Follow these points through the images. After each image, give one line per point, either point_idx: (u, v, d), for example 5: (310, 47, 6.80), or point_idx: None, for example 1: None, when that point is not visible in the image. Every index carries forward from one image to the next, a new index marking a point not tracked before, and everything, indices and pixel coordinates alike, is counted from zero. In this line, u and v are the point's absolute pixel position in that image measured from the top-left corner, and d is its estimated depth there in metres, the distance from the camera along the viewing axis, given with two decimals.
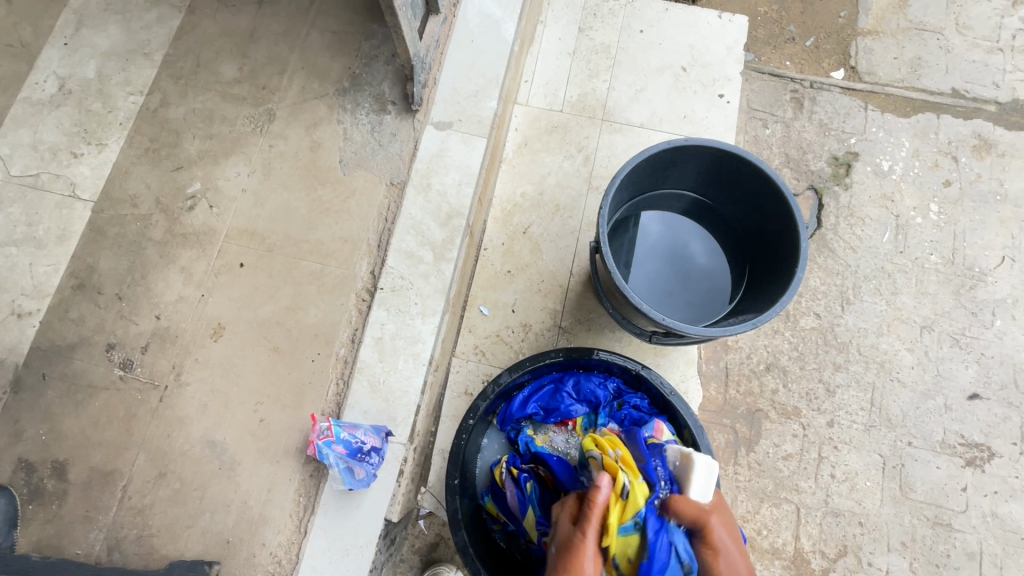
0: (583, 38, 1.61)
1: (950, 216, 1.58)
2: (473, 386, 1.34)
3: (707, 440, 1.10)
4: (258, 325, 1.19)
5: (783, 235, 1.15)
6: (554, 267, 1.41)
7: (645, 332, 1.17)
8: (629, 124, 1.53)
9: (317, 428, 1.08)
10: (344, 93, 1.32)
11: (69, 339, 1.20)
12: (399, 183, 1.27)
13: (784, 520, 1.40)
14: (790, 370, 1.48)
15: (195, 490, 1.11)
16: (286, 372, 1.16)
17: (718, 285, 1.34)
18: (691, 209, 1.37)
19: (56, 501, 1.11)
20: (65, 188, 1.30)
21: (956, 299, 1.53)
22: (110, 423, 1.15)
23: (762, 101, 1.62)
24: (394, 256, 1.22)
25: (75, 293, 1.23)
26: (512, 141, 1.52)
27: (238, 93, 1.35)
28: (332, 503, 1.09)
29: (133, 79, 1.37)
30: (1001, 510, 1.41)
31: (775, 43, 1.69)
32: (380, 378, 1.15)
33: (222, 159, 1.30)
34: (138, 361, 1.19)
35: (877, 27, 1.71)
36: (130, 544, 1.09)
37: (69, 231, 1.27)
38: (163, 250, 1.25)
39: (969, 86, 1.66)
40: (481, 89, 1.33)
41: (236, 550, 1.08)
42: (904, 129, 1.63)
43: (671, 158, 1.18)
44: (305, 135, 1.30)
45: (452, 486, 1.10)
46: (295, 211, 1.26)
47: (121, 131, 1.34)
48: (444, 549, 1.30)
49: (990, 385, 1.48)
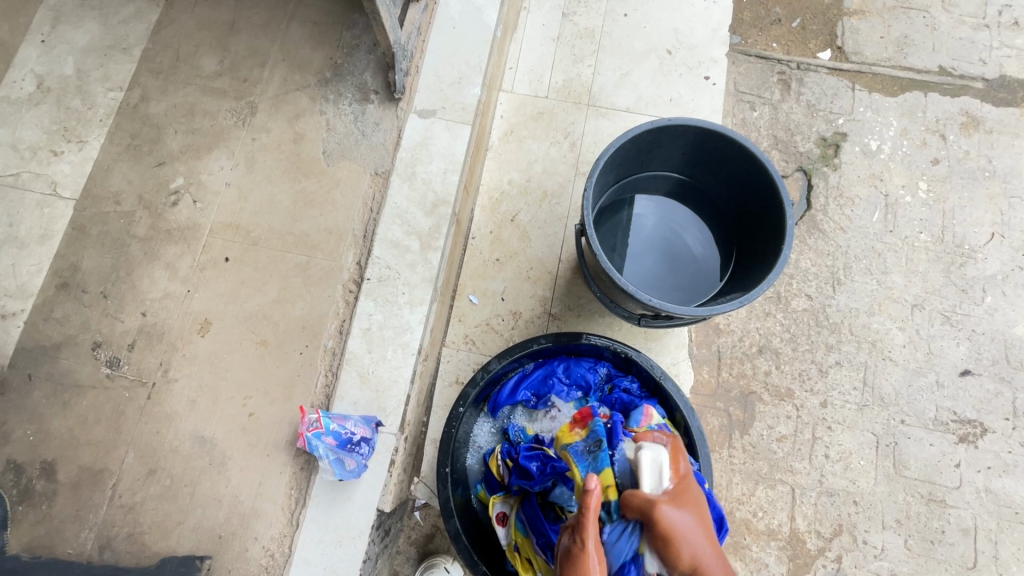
0: (567, 23, 1.59)
1: (939, 193, 1.58)
2: (464, 375, 1.34)
3: (697, 421, 1.11)
4: (245, 319, 1.18)
5: (768, 214, 1.15)
6: (542, 255, 1.41)
7: (634, 315, 1.16)
8: (615, 109, 1.52)
9: (306, 421, 1.06)
10: (326, 84, 1.31)
11: (54, 339, 1.19)
12: (384, 172, 1.26)
13: (779, 502, 1.40)
14: (782, 353, 1.48)
15: (186, 486, 1.10)
16: (274, 366, 1.15)
17: (706, 266, 1.33)
18: (676, 191, 1.36)
19: (45, 502, 1.10)
20: (47, 187, 1.29)
21: (946, 277, 1.53)
22: (98, 422, 1.14)
23: (749, 83, 1.61)
24: (381, 247, 1.21)
25: (59, 293, 1.22)
26: (498, 128, 1.51)
27: (219, 86, 1.33)
28: (324, 494, 1.09)
29: (111, 75, 1.36)
30: (994, 485, 1.41)
31: (761, 25, 1.67)
32: (369, 369, 1.15)
33: (203, 153, 1.29)
34: (124, 359, 1.18)
35: (862, 7, 1.70)
36: (122, 542, 1.08)
37: (51, 230, 1.26)
38: (147, 246, 1.24)
39: (955, 63, 1.66)
40: (463, 76, 1.32)
41: (228, 545, 1.07)
42: (892, 109, 1.63)
43: (656, 138, 1.17)
44: (288, 128, 1.29)
45: (443, 474, 1.10)
46: (279, 204, 1.25)
47: (102, 128, 1.33)
48: (440, 541, 1.30)
49: (981, 361, 1.49)
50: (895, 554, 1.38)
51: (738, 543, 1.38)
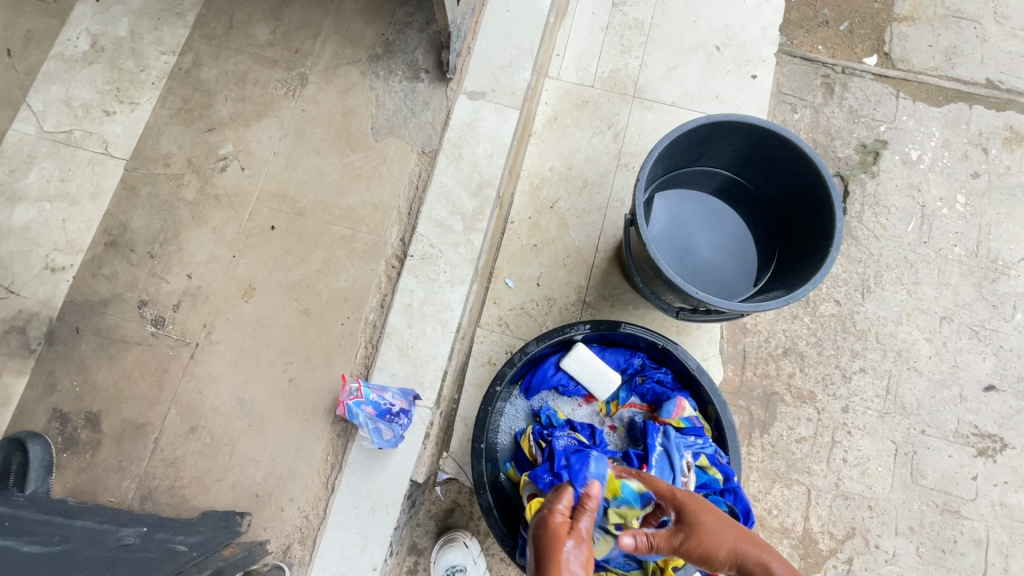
0: (616, 13, 1.59)
1: (976, 208, 1.57)
2: (496, 357, 1.36)
3: (730, 416, 1.14)
4: (289, 288, 1.21)
5: (816, 216, 1.16)
6: (580, 243, 1.42)
7: (672, 308, 1.20)
8: (661, 102, 1.52)
9: (348, 389, 1.10)
10: (377, 60, 1.31)
11: (102, 295, 1.22)
12: (431, 151, 1.27)
13: (794, 501, 1.42)
14: (807, 356, 1.49)
15: (225, 445, 1.14)
16: (317, 334, 1.18)
17: (745, 264, 1.36)
18: (722, 188, 1.37)
19: (89, 451, 1.14)
20: (98, 146, 1.31)
21: (978, 291, 1.53)
22: (142, 377, 1.18)
23: (792, 84, 1.61)
24: (425, 225, 1.23)
25: (107, 250, 1.25)
26: (543, 114, 1.51)
27: (271, 56, 1.34)
28: (360, 461, 1.12)
29: (165, 39, 1.37)
30: (1009, 499, 1.43)
31: (808, 26, 1.66)
32: (408, 344, 1.18)
33: (254, 122, 1.31)
34: (170, 318, 1.21)
35: (913, 14, 1.68)
36: (162, 494, 1.12)
37: (102, 189, 1.29)
38: (195, 210, 1.26)
39: (1004, 77, 1.64)
40: (515, 60, 1.33)
41: (265, 504, 1.10)
42: (935, 119, 1.62)
43: (709, 133, 1.17)
44: (338, 101, 1.30)
45: (478, 449, 1.12)
46: (326, 176, 1.27)
47: (154, 90, 1.34)
48: (460, 516, 1.34)
49: (1006, 378, 1.49)
50: (906, 560, 1.40)
51: None
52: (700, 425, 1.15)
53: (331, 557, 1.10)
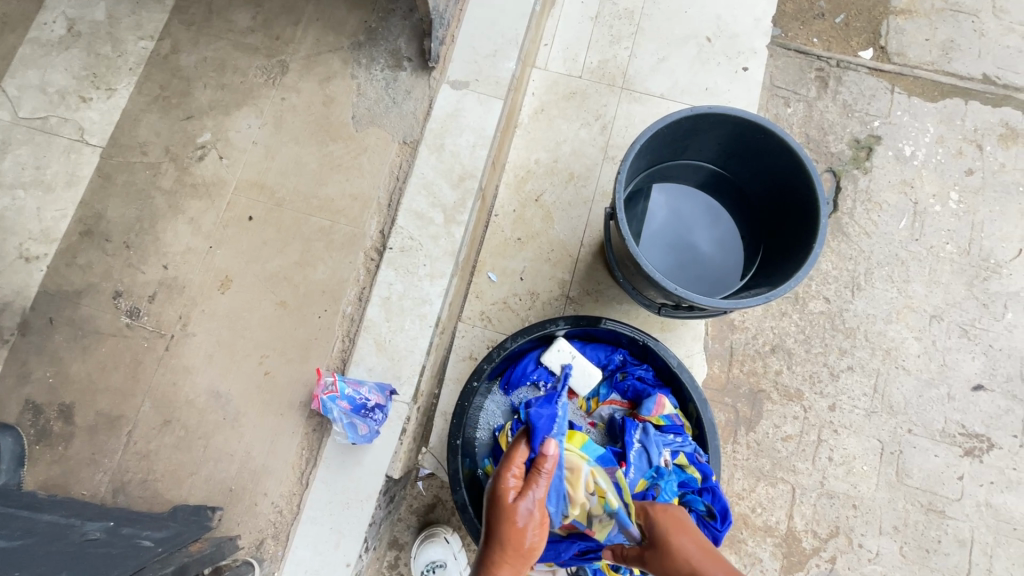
0: (606, 3, 1.56)
1: (969, 205, 1.55)
2: (478, 351, 1.35)
3: (710, 413, 1.12)
4: (266, 280, 1.19)
5: (800, 212, 1.14)
6: (564, 237, 1.40)
7: (654, 304, 1.19)
8: (650, 94, 1.49)
9: (322, 383, 1.08)
10: (359, 47, 1.29)
11: (76, 284, 1.20)
12: (412, 142, 1.25)
13: (779, 499, 1.41)
14: (795, 353, 1.48)
15: (199, 439, 1.12)
16: (293, 327, 1.16)
17: (731, 259, 1.33)
18: (707, 182, 1.35)
19: (62, 443, 1.12)
20: (74, 133, 1.29)
21: (968, 290, 1.51)
22: (116, 369, 1.16)
23: (786, 78, 1.58)
24: (404, 217, 1.21)
25: (82, 239, 1.23)
26: (529, 105, 1.49)
27: (251, 43, 1.31)
28: (335, 456, 1.11)
29: (143, 24, 1.34)
30: (995, 500, 1.42)
31: (803, 18, 1.63)
32: (386, 338, 1.16)
33: (232, 110, 1.28)
34: (145, 309, 1.19)
35: (910, 7, 1.64)
36: (135, 487, 1.10)
37: (77, 176, 1.26)
38: (172, 200, 1.24)
39: (1001, 72, 1.61)
40: (500, 49, 1.30)
41: (238, 498, 1.09)
42: (930, 115, 1.59)
43: (693, 126, 1.15)
44: (318, 90, 1.27)
45: (454, 446, 1.10)
46: (305, 166, 1.24)
47: (131, 76, 1.31)
48: (440, 512, 1.33)
49: (995, 378, 1.48)
50: (889, 559, 1.39)
51: (735, 537, 1.40)
52: (680, 423, 1.13)
53: (305, 553, 1.08)
